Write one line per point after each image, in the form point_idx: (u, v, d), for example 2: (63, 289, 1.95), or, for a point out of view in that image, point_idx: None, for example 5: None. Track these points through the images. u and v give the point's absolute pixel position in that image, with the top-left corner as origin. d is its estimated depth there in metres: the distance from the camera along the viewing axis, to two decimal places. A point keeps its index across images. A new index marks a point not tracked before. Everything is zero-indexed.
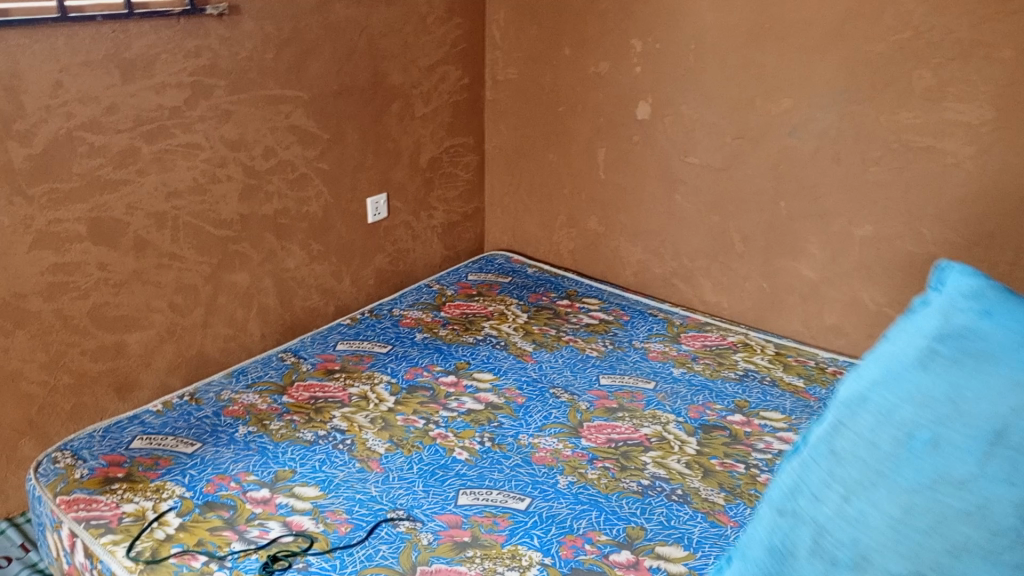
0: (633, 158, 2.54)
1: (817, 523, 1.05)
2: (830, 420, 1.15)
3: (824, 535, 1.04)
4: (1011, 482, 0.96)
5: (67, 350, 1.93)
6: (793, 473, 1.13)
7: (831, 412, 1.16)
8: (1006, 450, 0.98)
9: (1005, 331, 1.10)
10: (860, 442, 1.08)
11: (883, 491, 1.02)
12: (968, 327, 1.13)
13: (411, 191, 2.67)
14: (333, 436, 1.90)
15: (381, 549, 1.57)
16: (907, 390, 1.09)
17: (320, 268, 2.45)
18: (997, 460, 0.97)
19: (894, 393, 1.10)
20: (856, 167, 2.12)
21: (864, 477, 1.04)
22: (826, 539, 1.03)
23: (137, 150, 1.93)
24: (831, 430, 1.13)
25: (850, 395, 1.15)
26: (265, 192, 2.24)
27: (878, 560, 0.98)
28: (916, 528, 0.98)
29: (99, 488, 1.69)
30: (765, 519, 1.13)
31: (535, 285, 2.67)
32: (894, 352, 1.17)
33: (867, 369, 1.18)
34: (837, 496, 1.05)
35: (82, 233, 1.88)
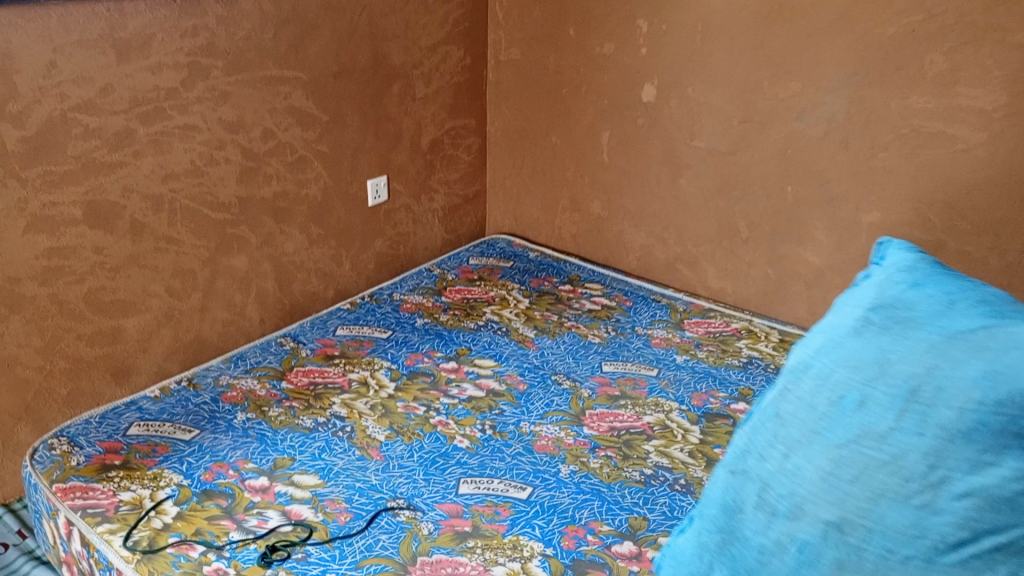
0: (637, 142, 2.50)
1: (761, 480, 1.25)
2: (779, 386, 1.34)
3: (767, 489, 1.23)
4: (921, 432, 1.12)
5: (63, 334, 1.90)
6: (744, 438, 1.33)
7: (780, 379, 1.35)
8: (917, 404, 1.14)
9: (929, 302, 1.28)
10: (799, 407, 1.27)
11: (815, 449, 1.21)
12: (898, 299, 1.32)
13: (412, 174, 2.63)
14: (332, 423, 1.88)
15: (381, 539, 1.56)
16: (842, 356, 1.27)
17: (319, 252, 2.43)
18: (910, 415, 1.14)
19: (830, 359, 1.28)
20: (865, 152, 2.09)
21: (801, 437, 1.23)
22: (770, 493, 1.22)
23: (132, 132, 1.89)
24: (779, 395, 1.32)
25: (798, 363, 1.34)
26: (263, 175, 2.21)
27: (809, 505, 1.18)
28: (843, 478, 1.16)
29: (96, 475, 1.67)
30: (720, 480, 1.31)
31: (537, 270, 2.64)
32: (835, 324, 1.35)
33: (815, 338, 1.36)
34: (778, 455, 1.24)
35: (77, 217, 1.85)
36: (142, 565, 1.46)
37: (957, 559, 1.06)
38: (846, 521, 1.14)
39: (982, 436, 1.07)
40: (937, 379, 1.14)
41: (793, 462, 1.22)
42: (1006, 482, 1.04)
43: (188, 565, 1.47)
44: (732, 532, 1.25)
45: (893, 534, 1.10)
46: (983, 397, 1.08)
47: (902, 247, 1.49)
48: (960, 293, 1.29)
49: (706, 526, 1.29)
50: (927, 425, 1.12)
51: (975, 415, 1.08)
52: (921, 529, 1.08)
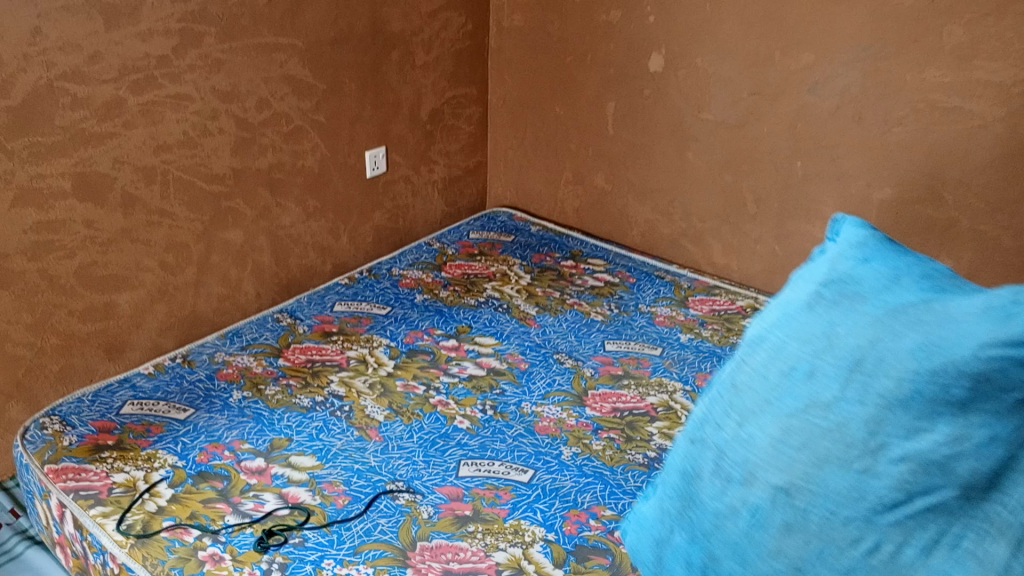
0: (643, 113, 2.44)
1: (715, 448, 1.22)
2: (734, 355, 1.29)
3: (721, 457, 1.21)
4: (863, 400, 1.08)
5: (54, 310, 1.86)
6: (702, 406, 1.29)
7: (737, 349, 1.30)
8: (862, 374, 1.10)
9: (876, 275, 1.21)
10: (750, 377, 1.22)
11: (767, 417, 1.17)
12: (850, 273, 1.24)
13: (411, 145, 2.57)
14: (330, 402, 1.84)
15: (380, 523, 1.53)
16: (793, 327, 1.22)
17: (316, 225, 2.37)
18: (854, 384, 1.10)
19: (784, 329, 1.23)
20: (878, 127, 2.03)
21: (754, 406, 1.19)
22: (723, 460, 1.20)
23: (122, 101, 1.83)
24: (733, 364, 1.28)
25: (753, 332, 1.28)
26: (259, 146, 2.14)
27: (759, 472, 1.15)
28: (790, 445, 1.13)
29: (88, 456, 1.64)
30: (681, 448, 1.29)
31: (538, 244, 2.58)
32: (789, 295, 1.29)
33: (772, 307, 1.30)
34: (731, 424, 1.21)
35: (66, 189, 1.79)
36: (135, 550, 1.43)
37: (894, 519, 1.05)
38: (792, 486, 1.12)
39: (918, 403, 1.04)
40: (880, 349, 1.10)
41: (743, 430, 1.19)
42: (939, 446, 1.02)
43: (183, 549, 1.44)
44: (690, 498, 1.23)
45: (836, 497, 1.08)
46: (919, 367, 1.05)
47: (856, 220, 1.37)
48: (908, 263, 1.23)
49: (669, 493, 1.28)
50: (869, 393, 1.08)
51: (912, 384, 1.05)
52: (861, 492, 1.06)
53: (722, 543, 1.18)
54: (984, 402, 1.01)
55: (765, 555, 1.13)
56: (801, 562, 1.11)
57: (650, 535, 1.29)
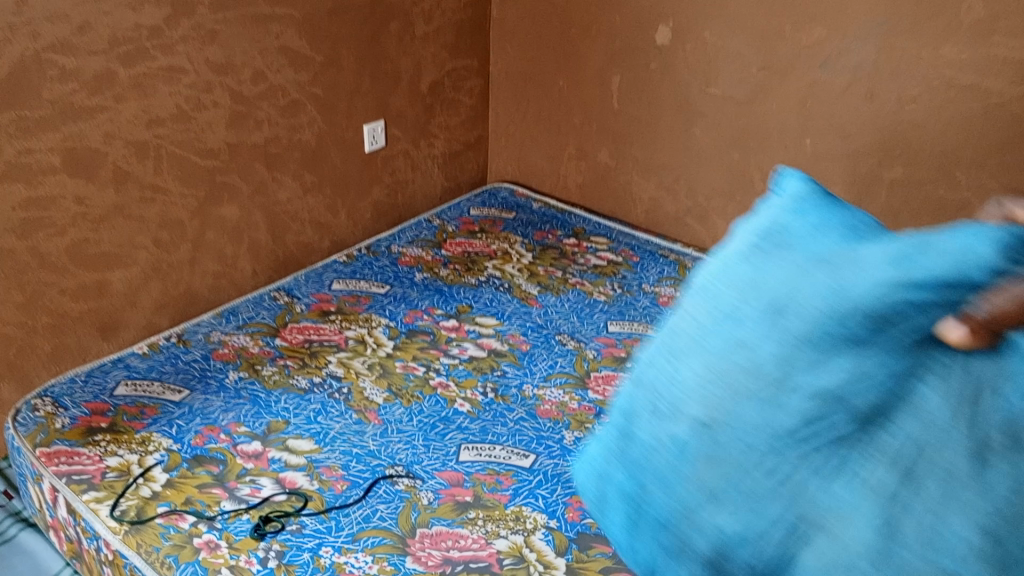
0: (649, 88, 2.38)
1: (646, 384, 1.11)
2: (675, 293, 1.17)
3: (650, 391, 1.09)
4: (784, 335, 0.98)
5: (45, 289, 1.82)
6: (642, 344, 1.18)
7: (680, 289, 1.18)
8: (786, 312, 0.99)
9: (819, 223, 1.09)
10: (684, 315, 1.11)
11: (696, 351, 1.06)
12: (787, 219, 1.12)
13: (411, 118, 2.51)
14: (328, 383, 1.80)
15: (379, 510, 1.50)
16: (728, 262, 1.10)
17: (314, 201, 2.32)
18: (782, 319, 0.99)
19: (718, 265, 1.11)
20: (891, 105, 1.98)
21: (685, 341, 1.08)
22: (652, 394, 1.09)
23: (113, 74, 1.77)
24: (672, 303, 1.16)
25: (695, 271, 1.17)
26: (254, 120, 2.09)
27: (686, 407, 1.04)
28: (717, 381, 1.02)
29: (81, 439, 1.61)
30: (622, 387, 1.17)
31: (540, 221, 2.54)
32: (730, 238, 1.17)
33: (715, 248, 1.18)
34: (662, 361, 1.09)
35: (56, 165, 1.74)
36: (129, 537, 1.41)
37: (806, 453, 0.96)
38: (713, 419, 1.01)
39: (833, 340, 0.95)
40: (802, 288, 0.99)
41: (675, 365, 1.07)
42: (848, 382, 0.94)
43: (178, 536, 1.41)
44: (625, 435, 1.12)
45: (753, 431, 0.99)
46: (832, 307, 0.96)
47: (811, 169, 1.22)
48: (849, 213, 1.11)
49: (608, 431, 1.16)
50: (787, 328, 0.98)
51: (829, 321, 0.96)
52: (776, 426, 0.97)
53: (651, 478, 1.07)
54: (881, 335, 0.94)
55: (687, 488, 1.03)
56: (719, 495, 1.01)
57: (591, 471, 1.17)
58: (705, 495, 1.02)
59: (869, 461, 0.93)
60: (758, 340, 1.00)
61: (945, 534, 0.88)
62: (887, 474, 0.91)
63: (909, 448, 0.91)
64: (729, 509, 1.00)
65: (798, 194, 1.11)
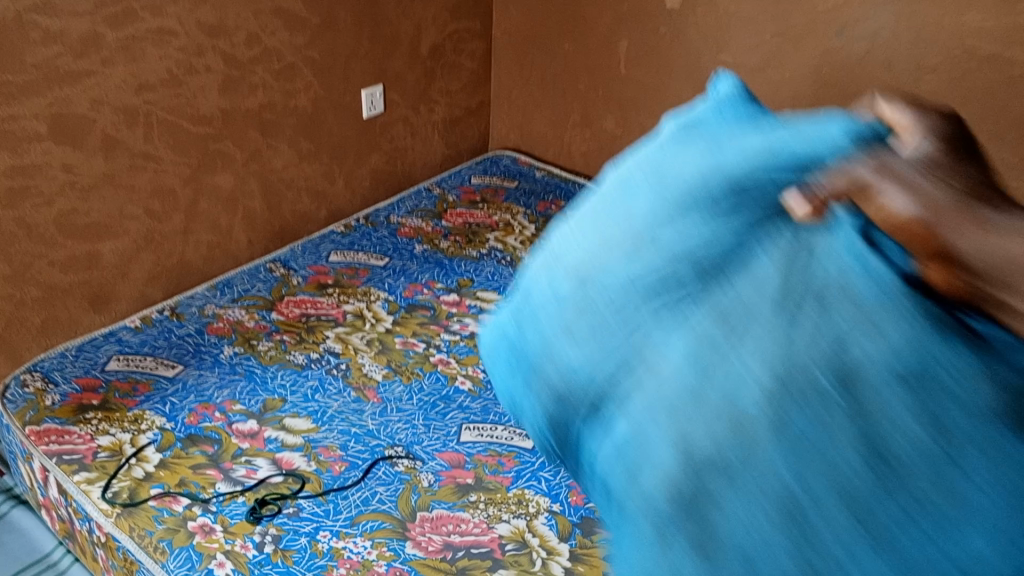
0: (657, 54, 2.30)
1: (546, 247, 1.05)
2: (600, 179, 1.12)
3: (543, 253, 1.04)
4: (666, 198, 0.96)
5: (33, 261, 1.76)
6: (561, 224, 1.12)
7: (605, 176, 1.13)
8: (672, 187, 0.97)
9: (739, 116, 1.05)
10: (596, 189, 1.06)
11: (592, 217, 1.00)
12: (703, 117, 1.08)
13: (410, 83, 2.43)
14: (326, 360, 1.76)
15: (378, 492, 1.46)
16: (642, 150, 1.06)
17: (310, 169, 2.25)
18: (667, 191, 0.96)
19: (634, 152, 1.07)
20: (909, 75, 1.91)
21: (585, 211, 1.03)
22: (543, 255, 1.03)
23: (99, 36, 1.69)
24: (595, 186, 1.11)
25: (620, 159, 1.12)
26: (248, 84, 2.01)
27: (568, 260, 0.98)
28: (601, 239, 0.97)
29: (72, 417, 1.56)
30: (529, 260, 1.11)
31: (543, 191, 2.47)
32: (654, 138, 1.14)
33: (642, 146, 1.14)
34: (563, 227, 1.04)
35: (41, 132, 1.67)
36: (121, 520, 1.37)
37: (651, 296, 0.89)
38: (586, 268, 0.95)
39: (708, 203, 0.93)
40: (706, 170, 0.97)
41: (570, 226, 1.02)
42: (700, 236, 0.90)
43: (172, 520, 1.38)
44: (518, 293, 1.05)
45: (616, 280, 0.92)
46: (709, 185, 0.95)
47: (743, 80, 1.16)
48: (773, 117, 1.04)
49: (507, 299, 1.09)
50: (666, 193, 0.96)
51: (703, 185, 0.95)
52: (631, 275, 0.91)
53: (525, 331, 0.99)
54: (738, 212, 0.91)
55: (551, 333, 0.95)
56: (573, 334, 0.93)
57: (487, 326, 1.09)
58: (557, 332, 0.95)
59: (700, 307, 0.85)
60: (634, 202, 0.98)
61: (746, 381, 0.78)
62: (712, 321, 0.83)
63: (736, 304, 0.83)
64: (579, 343, 0.92)
65: (727, 82, 1.12)
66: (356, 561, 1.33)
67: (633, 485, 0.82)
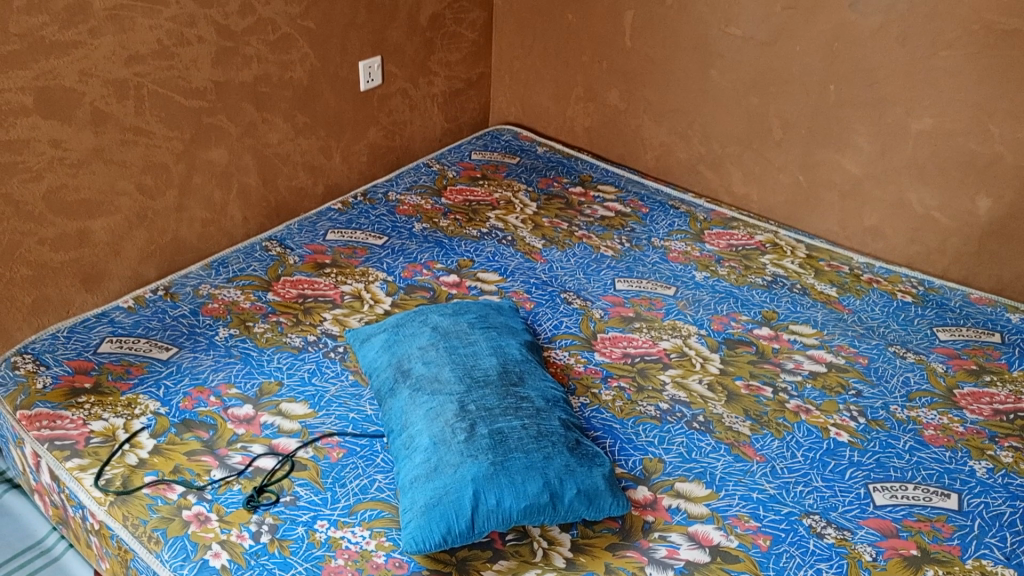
0: (664, 25, 2.25)
1: (438, 416, 1.40)
2: (483, 419, 1.39)
3: (440, 419, 1.39)
4: (427, 407, 1.42)
5: (22, 239, 1.70)
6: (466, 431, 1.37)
7: (482, 410, 1.40)
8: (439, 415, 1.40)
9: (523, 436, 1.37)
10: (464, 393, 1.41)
11: (434, 422, 1.39)
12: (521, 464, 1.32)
13: (409, 54, 2.36)
14: (323, 342, 1.72)
15: (376, 480, 1.42)
16: (469, 438, 1.35)
17: (306, 143, 2.20)
18: (440, 420, 1.39)
19: (470, 438, 1.35)
20: (925, 49, 1.90)
21: (445, 429, 1.37)
22: (436, 417, 1.40)
23: (87, 5, 1.64)
24: (483, 432, 1.37)
25: (500, 440, 1.36)
26: (242, 56, 1.96)
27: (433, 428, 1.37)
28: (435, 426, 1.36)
29: (64, 401, 1.53)
30: (447, 413, 1.40)
31: (545, 168, 2.42)
32: (510, 421, 1.39)
33: (520, 439, 1.37)
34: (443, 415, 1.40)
35: (27, 105, 1.61)
36: (115, 508, 1.35)
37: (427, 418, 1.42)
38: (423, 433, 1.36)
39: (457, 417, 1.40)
40: (453, 408, 1.41)
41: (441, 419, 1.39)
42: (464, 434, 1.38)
43: (166, 508, 1.35)
44: (432, 438, 1.37)
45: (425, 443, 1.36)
46: (449, 405, 1.41)
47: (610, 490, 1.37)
48: (523, 435, 1.37)
49: (431, 434, 1.38)
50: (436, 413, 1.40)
51: (451, 406, 1.41)
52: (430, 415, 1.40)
53: (419, 462, 1.35)
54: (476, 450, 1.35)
55: (426, 459, 1.35)
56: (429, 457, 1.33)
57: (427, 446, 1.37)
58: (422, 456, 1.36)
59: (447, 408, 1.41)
60: (433, 394, 1.44)
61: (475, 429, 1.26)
62: (438, 412, 1.40)
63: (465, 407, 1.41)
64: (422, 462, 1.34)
65: (542, 447, 1.36)
66: (354, 551, 1.30)
67: (429, 498, 1.30)
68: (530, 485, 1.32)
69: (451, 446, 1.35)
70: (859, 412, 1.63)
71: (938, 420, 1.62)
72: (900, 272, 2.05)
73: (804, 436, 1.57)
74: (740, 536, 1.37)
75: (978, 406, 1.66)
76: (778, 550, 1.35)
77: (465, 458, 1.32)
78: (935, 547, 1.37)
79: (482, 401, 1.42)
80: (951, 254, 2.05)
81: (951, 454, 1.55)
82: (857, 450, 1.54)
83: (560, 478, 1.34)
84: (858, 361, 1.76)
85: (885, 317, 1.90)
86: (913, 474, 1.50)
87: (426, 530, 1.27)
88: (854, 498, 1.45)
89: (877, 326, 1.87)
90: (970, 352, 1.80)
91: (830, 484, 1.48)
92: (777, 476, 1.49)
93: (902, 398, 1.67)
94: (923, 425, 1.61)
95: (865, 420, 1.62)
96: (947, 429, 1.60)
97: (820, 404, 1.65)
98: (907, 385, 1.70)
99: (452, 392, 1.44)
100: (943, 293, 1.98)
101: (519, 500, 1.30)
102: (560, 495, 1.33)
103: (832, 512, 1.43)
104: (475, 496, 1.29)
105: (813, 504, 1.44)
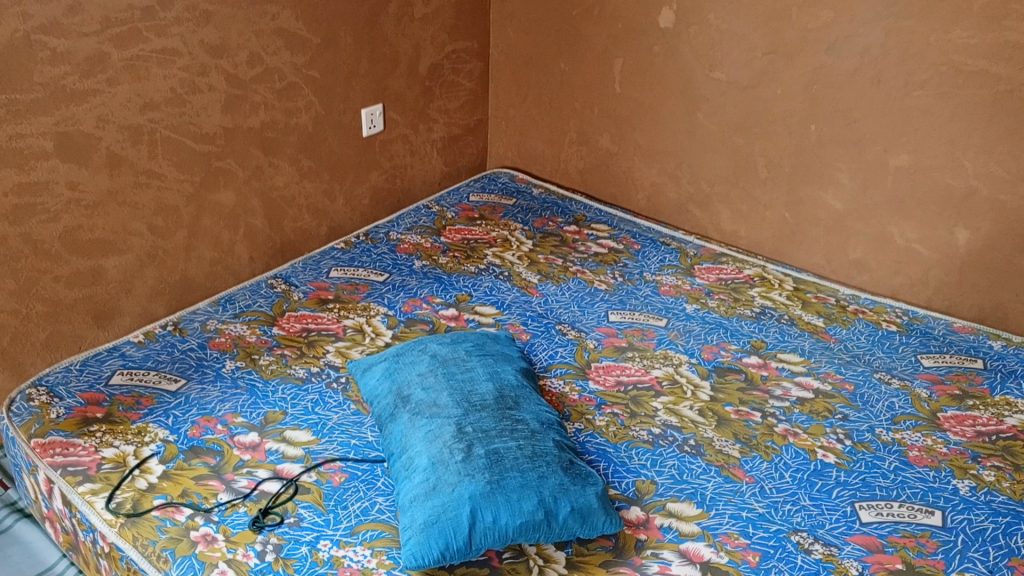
0: (652, 71, 2.36)
1: (436, 438, 1.45)
2: (479, 441, 1.44)
3: (439, 441, 1.45)
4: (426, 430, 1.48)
5: (39, 277, 1.78)
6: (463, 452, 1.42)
7: (478, 432, 1.46)
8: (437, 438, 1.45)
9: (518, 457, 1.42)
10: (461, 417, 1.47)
11: (433, 445, 1.44)
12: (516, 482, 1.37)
13: (410, 101, 2.47)
14: (326, 373, 1.78)
15: (377, 502, 1.47)
16: (466, 459, 1.41)
17: (311, 186, 2.29)
18: (438, 442, 1.45)
19: (467, 458, 1.41)
20: (898, 90, 1.99)
21: (443, 450, 1.43)
22: (435, 439, 1.45)
23: (106, 56, 1.74)
24: (480, 453, 1.42)
25: (496, 460, 1.41)
26: (250, 103, 2.06)
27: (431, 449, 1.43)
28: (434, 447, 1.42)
29: (76, 430, 1.59)
30: (445, 435, 1.45)
31: (540, 208, 2.51)
32: (506, 442, 1.45)
33: (515, 459, 1.42)
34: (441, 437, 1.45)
35: (48, 149, 1.71)
36: (125, 529, 1.40)
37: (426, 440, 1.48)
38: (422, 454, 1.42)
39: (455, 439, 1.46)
40: (450, 431, 1.46)
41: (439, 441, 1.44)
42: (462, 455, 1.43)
43: (174, 529, 1.40)
44: (431, 459, 1.42)
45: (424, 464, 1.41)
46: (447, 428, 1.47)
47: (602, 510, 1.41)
48: (518, 456, 1.43)
49: (430, 455, 1.43)
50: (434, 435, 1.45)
51: (448, 429, 1.47)
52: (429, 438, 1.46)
53: (418, 482, 1.40)
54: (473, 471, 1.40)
55: (424, 479, 1.40)
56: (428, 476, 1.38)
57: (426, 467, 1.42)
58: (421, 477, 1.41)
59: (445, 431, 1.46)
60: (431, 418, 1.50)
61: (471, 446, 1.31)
62: (436, 435, 1.46)
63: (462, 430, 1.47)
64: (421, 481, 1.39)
65: (537, 468, 1.41)
66: (355, 569, 1.35)
67: (427, 517, 1.35)
68: (525, 502, 1.36)
69: (449, 466, 1.40)
70: (846, 434, 1.68)
71: (922, 441, 1.67)
72: (885, 303, 2.12)
73: (792, 458, 1.62)
74: (730, 553, 1.42)
75: (962, 428, 1.71)
76: (766, 565, 1.40)
77: (462, 477, 1.38)
78: (919, 561, 1.41)
79: (479, 424, 1.48)
80: (934, 284, 2.12)
81: (934, 474, 1.59)
82: (843, 471, 1.59)
83: (554, 496, 1.39)
84: (845, 387, 1.82)
85: (870, 345, 1.96)
86: (898, 493, 1.55)
87: (425, 546, 1.32)
88: (841, 515, 1.50)
89: (862, 353, 1.93)
90: (954, 377, 1.86)
91: (817, 503, 1.52)
92: (766, 495, 1.54)
93: (887, 421, 1.73)
94: (908, 447, 1.66)
95: (850, 442, 1.67)
96: (931, 450, 1.65)
97: (808, 427, 1.70)
98: (891, 408, 1.76)
99: (450, 415, 1.50)
100: (927, 322, 2.05)
101: (515, 517, 1.35)
102: (554, 512, 1.37)
103: (819, 529, 1.47)
104: (473, 513, 1.34)
105: (801, 522, 1.48)
